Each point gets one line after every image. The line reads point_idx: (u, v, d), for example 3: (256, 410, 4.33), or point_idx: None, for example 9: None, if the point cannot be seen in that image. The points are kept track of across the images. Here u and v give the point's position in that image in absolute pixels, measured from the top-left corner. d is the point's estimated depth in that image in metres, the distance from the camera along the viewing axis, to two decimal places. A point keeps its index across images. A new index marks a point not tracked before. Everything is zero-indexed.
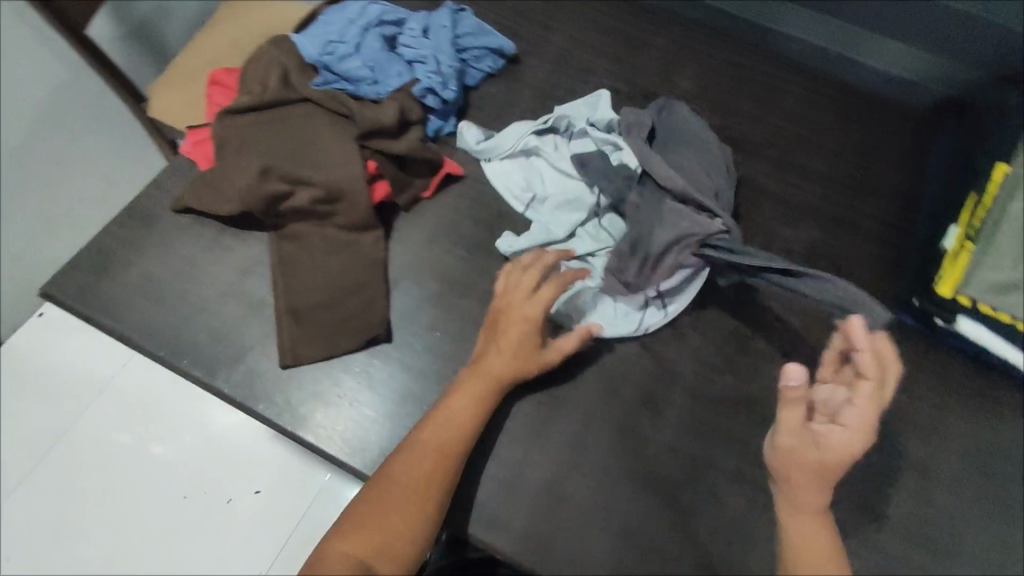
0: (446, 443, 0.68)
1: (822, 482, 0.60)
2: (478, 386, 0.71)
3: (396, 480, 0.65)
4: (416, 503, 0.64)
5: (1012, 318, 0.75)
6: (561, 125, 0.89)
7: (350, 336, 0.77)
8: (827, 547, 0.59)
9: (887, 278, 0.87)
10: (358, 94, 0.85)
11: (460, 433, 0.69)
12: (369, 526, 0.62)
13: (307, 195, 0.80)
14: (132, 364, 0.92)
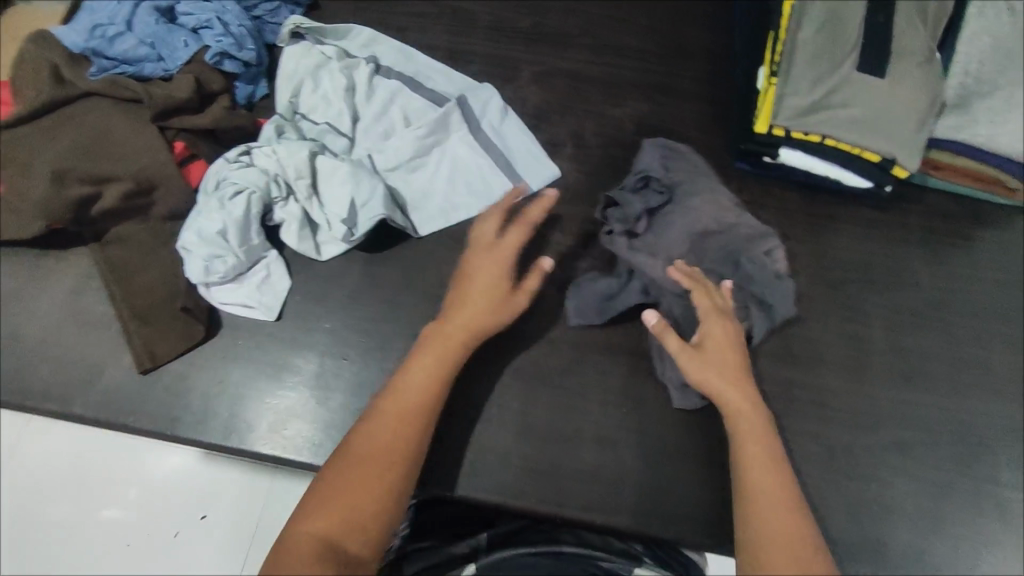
0: (394, 420, 0.65)
1: (760, 433, 0.67)
2: (436, 346, 0.70)
3: (365, 454, 0.63)
4: (388, 474, 0.62)
5: (821, 136, 0.80)
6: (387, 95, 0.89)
7: (200, 323, 0.75)
8: (777, 491, 0.63)
9: (717, 132, 0.92)
10: (143, 74, 0.81)
11: (422, 403, 0.67)
12: (339, 505, 0.60)
13: (115, 191, 0.75)
14: (72, 436, 1.04)
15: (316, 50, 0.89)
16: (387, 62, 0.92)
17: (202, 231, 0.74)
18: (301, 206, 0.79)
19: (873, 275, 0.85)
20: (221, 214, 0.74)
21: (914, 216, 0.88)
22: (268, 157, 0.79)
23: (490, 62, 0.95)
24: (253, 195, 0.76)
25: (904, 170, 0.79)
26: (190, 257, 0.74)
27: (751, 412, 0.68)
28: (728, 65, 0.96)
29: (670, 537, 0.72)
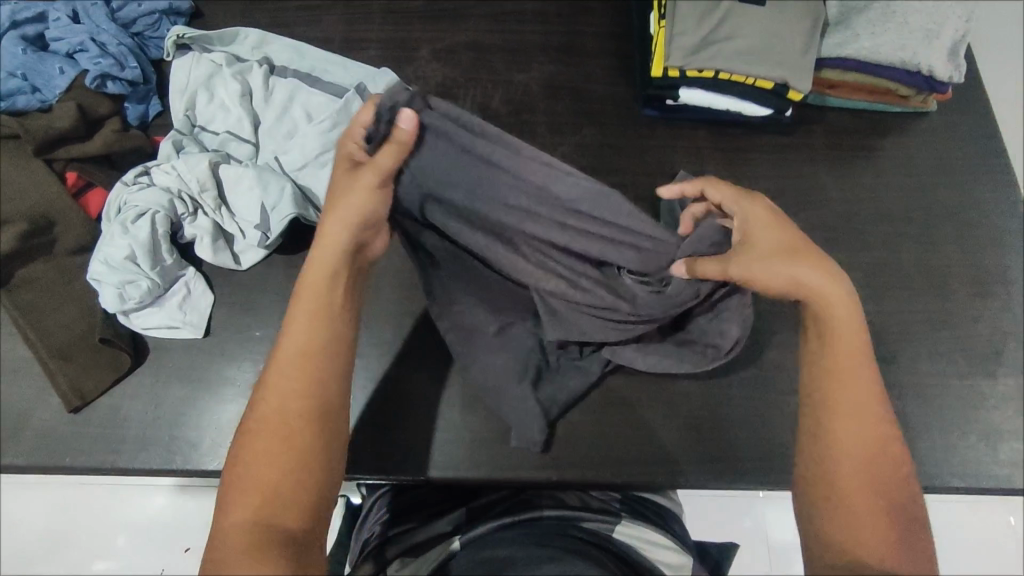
0: (283, 389, 0.60)
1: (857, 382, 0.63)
2: (307, 306, 0.62)
3: (273, 424, 0.59)
4: (303, 441, 0.59)
5: (715, 72, 0.82)
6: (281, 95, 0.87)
7: (123, 352, 0.73)
8: (861, 435, 0.61)
9: (622, 82, 0.92)
10: (17, 107, 0.78)
11: (311, 351, 0.61)
12: (259, 488, 0.57)
13: (11, 232, 0.73)
14: (34, 491, 1.01)
15: (204, 58, 0.86)
16: (280, 60, 0.90)
17: (110, 259, 0.72)
18: (211, 218, 0.77)
19: (786, 199, 0.87)
20: (127, 238, 0.72)
21: (818, 136, 0.90)
22: (167, 174, 0.76)
23: (387, 46, 0.93)
24: (158, 215, 0.74)
25: (799, 93, 0.81)
26: (103, 288, 0.72)
27: (858, 345, 0.63)
28: (624, 14, 0.96)
29: (623, 479, 0.75)
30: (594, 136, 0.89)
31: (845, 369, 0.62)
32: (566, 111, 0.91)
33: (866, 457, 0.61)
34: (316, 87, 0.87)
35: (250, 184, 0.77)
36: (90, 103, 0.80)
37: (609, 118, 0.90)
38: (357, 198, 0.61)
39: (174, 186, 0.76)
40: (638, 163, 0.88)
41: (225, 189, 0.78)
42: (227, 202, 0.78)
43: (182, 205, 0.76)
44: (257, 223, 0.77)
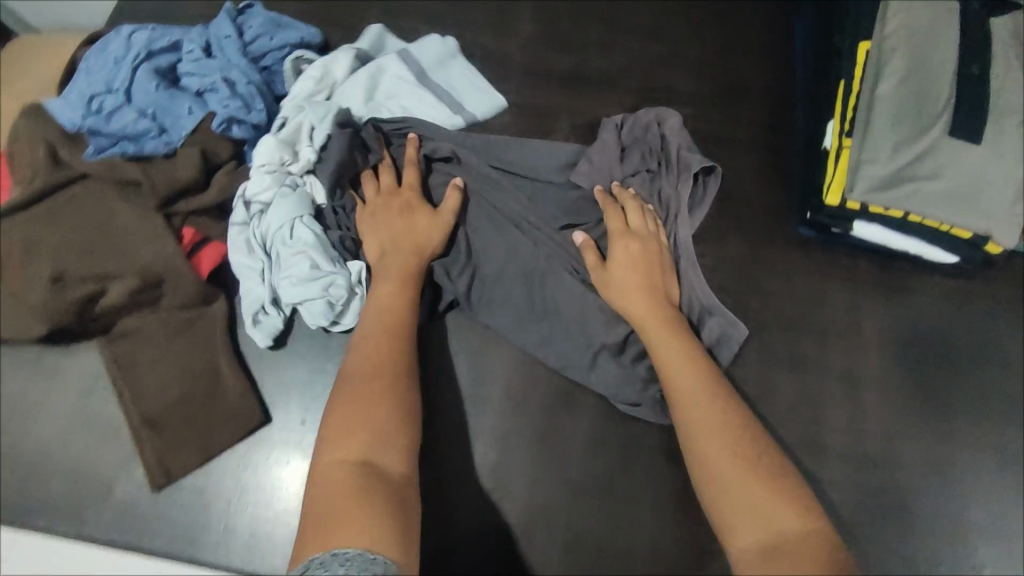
0: (386, 336, 0.65)
1: (739, 404, 0.61)
2: (383, 279, 0.69)
3: (360, 359, 0.63)
4: (390, 369, 0.62)
5: (904, 213, 0.70)
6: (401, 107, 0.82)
7: (216, 432, 0.69)
8: (718, 417, 0.59)
9: (778, 188, 0.82)
10: (142, 151, 0.73)
11: (399, 308, 0.67)
12: (354, 432, 0.56)
13: (119, 289, 0.69)
14: None
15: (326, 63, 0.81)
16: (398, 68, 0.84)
17: (292, 279, 0.69)
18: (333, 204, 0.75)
19: (957, 354, 0.76)
20: (300, 251, 0.70)
21: (998, 284, 0.79)
22: (264, 189, 0.73)
23: (522, 112, 0.86)
24: (302, 220, 0.72)
25: (998, 247, 0.69)
26: (309, 304, 0.70)
27: (690, 361, 0.64)
28: (787, 111, 0.87)
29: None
30: (740, 249, 0.80)
31: (681, 373, 0.64)
32: (711, 215, 0.82)
33: (718, 411, 0.60)
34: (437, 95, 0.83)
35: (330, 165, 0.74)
36: (212, 148, 0.75)
37: (760, 227, 0.81)
38: (388, 224, 0.72)
39: (292, 175, 0.74)
40: (788, 285, 0.78)
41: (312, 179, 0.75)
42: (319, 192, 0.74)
43: (309, 190, 0.75)
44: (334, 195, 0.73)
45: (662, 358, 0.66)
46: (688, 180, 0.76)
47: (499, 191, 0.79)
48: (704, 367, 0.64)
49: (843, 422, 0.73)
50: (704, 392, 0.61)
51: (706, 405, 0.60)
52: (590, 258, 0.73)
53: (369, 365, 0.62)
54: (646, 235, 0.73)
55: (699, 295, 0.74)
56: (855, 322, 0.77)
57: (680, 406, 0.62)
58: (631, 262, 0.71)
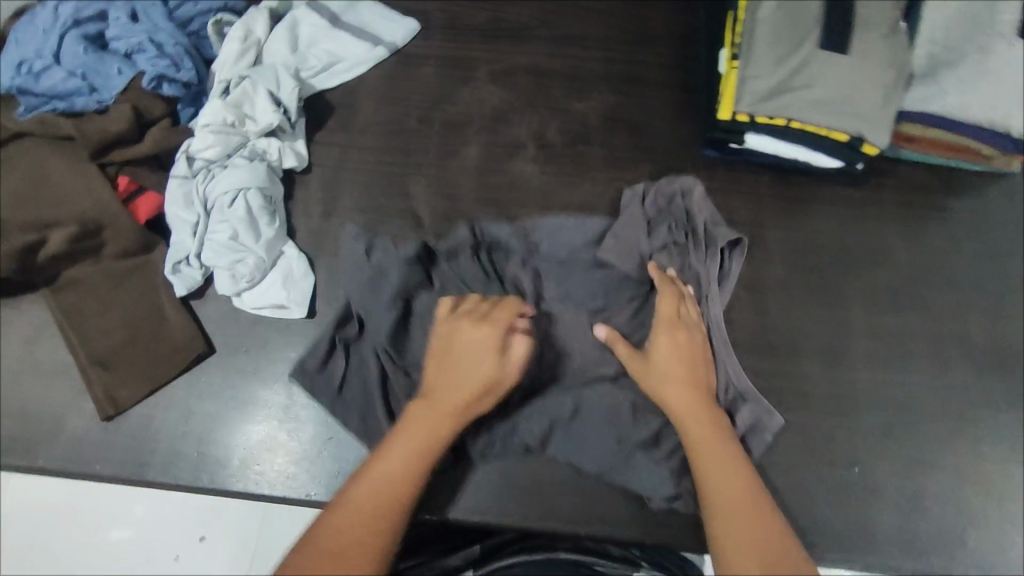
0: (418, 451, 0.62)
1: (760, 497, 0.60)
2: (430, 409, 0.64)
3: (368, 491, 0.59)
4: (387, 510, 0.58)
5: (787, 120, 0.77)
6: (325, 55, 0.90)
7: (163, 365, 0.73)
8: (749, 509, 0.59)
9: (683, 117, 0.88)
10: (73, 109, 0.78)
11: (411, 461, 0.61)
12: (347, 552, 0.55)
13: (60, 237, 0.74)
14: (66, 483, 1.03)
15: (247, 28, 0.87)
16: (312, 21, 0.91)
17: (216, 241, 0.75)
18: (269, 170, 0.80)
19: (850, 257, 0.82)
20: (229, 222, 0.76)
21: (887, 191, 0.85)
22: (208, 144, 0.78)
23: (443, 63, 0.91)
24: (251, 192, 0.77)
25: (874, 147, 0.77)
26: (219, 272, 0.76)
27: (694, 404, 0.67)
28: (692, 46, 0.92)
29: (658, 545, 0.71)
30: (651, 173, 0.85)
31: (717, 466, 0.62)
32: (624, 145, 0.86)
33: (753, 505, 0.59)
34: (355, 36, 0.91)
35: (258, 129, 0.81)
36: (144, 106, 0.80)
37: (667, 152, 0.86)
38: (452, 360, 0.67)
39: (243, 131, 0.80)
40: None
41: (256, 143, 0.81)
42: (258, 150, 0.81)
43: (263, 155, 0.81)
44: (256, 170, 0.78)
45: (675, 404, 0.67)
46: (714, 255, 0.75)
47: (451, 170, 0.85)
48: (728, 443, 0.64)
49: (747, 322, 0.79)
50: (721, 473, 0.61)
51: (741, 493, 0.60)
52: (621, 352, 0.71)
53: (368, 496, 0.58)
54: (694, 336, 0.71)
55: (741, 380, 0.73)
56: (757, 232, 0.83)
57: (699, 467, 0.63)
58: (660, 330, 0.71)
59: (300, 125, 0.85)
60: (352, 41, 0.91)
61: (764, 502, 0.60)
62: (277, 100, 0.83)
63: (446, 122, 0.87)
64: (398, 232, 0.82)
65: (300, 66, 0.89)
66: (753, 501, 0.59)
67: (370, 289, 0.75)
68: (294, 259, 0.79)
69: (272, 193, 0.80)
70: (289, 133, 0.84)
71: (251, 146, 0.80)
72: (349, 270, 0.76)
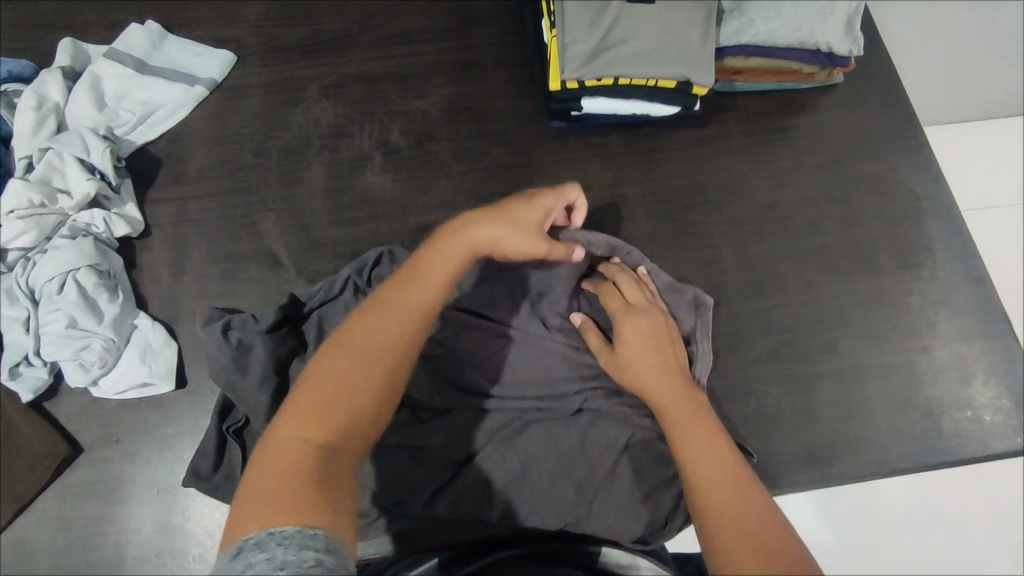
0: (419, 295, 0.57)
1: (744, 486, 0.55)
2: (447, 242, 0.60)
3: (384, 323, 0.55)
4: (395, 355, 0.54)
5: (614, 78, 0.78)
6: (136, 105, 0.84)
7: (24, 480, 0.67)
8: (737, 500, 0.53)
9: (522, 95, 0.88)
10: None
11: (430, 300, 0.57)
12: (335, 403, 0.50)
13: None
14: None
15: (37, 96, 0.79)
16: (110, 72, 0.83)
17: (52, 334, 0.69)
18: (97, 243, 0.74)
19: (708, 195, 0.84)
20: (60, 309, 0.69)
21: (730, 125, 0.88)
22: (17, 231, 0.71)
23: (269, 89, 0.87)
24: (80, 271, 0.71)
25: (702, 88, 0.78)
26: (64, 365, 0.69)
27: (720, 462, 0.56)
28: (518, 22, 0.92)
29: (590, 527, 0.68)
30: (503, 157, 0.85)
31: (714, 460, 0.56)
32: (469, 135, 0.86)
33: (739, 494, 0.54)
34: (166, 77, 0.85)
35: (72, 204, 0.74)
36: None
37: (514, 132, 0.86)
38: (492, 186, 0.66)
39: (58, 208, 0.74)
40: (551, 179, 0.84)
41: (73, 218, 0.74)
42: (78, 225, 0.74)
43: (87, 227, 0.75)
44: (79, 248, 0.72)
45: (701, 456, 0.57)
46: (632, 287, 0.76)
47: (301, 201, 0.82)
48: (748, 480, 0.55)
49: None
50: (741, 511, 0.52)
51: (729, 482, 0.55)
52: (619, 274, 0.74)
53: (376, 336, 0.54)
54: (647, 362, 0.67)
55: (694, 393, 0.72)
56: (617, 192, 0.84)
57: (689, 464, 0.57)
58: (638, 349, 0.68)
59: (126, 187, 0.79)
60: (163, 83, 0.84)
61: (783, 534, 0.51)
62: (90, 166, 0.76)
63: (284, 149, 0.84)
64: (258, 275, 0.78)
65: (111, 122, 0.82)
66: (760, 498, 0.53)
67: (236, 371, 0.68)
68: (148, 334, 0.73)
69: (105, 268, 0.73)
70: (112, 197, 0.77)
71: (70, 221, 0.74)
72: (212, 355, 0.69)
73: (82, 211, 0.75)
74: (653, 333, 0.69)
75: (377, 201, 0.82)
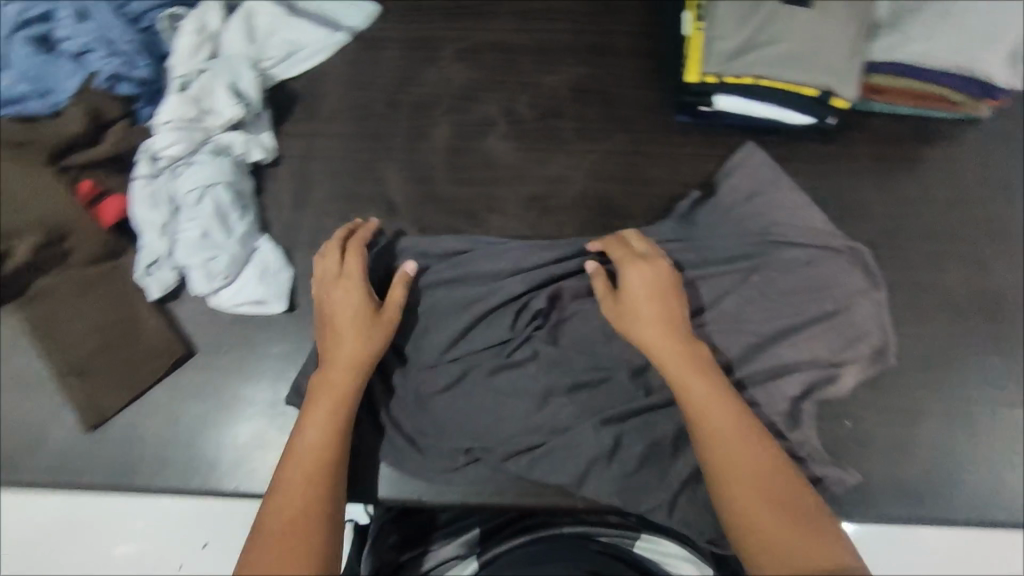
0: (321, 435, 0.62)
1: (781, 470, 0.58)
2: (325, 393, 0.65)
3: (298, 465, 0.60)
4: (324, 481, 0.59)
5: (754, 78, 0.77)
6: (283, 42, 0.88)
7: (144, 371, 0.72)
8: (769, 484, 0.57)
9: (652, 84, 0.88)
10: (30, 113, 0.75)
11: (327, 440, 0.62)
12: (276, 546, 0.54)
13: (25, 245, 0.71)
14: None
15: (199, 21, 0.83)
16: (264, 8, 0.87)
17: (186, 241, 0.73)
18: (234, 164, 0.78)
19: (828, 211, 0.82)
20: (197, 219, 0.73)
21: (862, 144, 0.85)
22: (168, 142, 0.76)
23: (408, 45, 0.90)
24: (217, 188, 0.75)
25: (843, 101, 0.77)
26: (190, 272, 0.73)
27: (744, 441, 0.59)
28: (658, 12, 0.91)
29: (667, 517, 0.68)
30: (623, 143, 0.85)
31: (731, 445, 0.58)
32: (594, 116, 0.87)
33: (764, 470, 0.57)
34: (314, 19, 0.89)
35: (217, 126, 0.78)
36: (104, 108, 0.76)
37: (638, 119, 0.86)
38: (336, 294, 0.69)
39: (205, 126, 0.78)
40: (669, 171, 0.84)
41: (217, 138, 0.79)
42: (220, 145, 0.79)
43: (226, 149, 0.79)
44: (220, 167, 0.76)
45: (724, 434, 0.59)
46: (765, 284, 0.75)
47: (424, 155, 0.84)
48: (777, 456, 0.59)
49: None
50: (778, 493, 0.56)
51: (749, 454, 0.58)
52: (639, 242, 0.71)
53: (307, 464, 0.60)
54: (637, 321, 0.66)
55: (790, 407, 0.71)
56: None
57: (708, 445, 0.59)
58: (643, 304, 0.66)
59: (264, 120, 0.83)
60: (311, 25, 0.88)
61: (819, 513, 0.55)
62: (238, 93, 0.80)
63: (414, 103, 0.87)
64: (375, 219, 0.81)
65: (259, 54, 0.86)
66: (784, 480, 0.57)
67: None
68: (267, 255, 0.76)
69: (239, 189, 0.77)
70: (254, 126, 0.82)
71: (213, 141, 0.78)
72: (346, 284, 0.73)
73: (225, 134, 0.79)
74: (658, 302, 0.66)
75: (496, 166, 0.84)
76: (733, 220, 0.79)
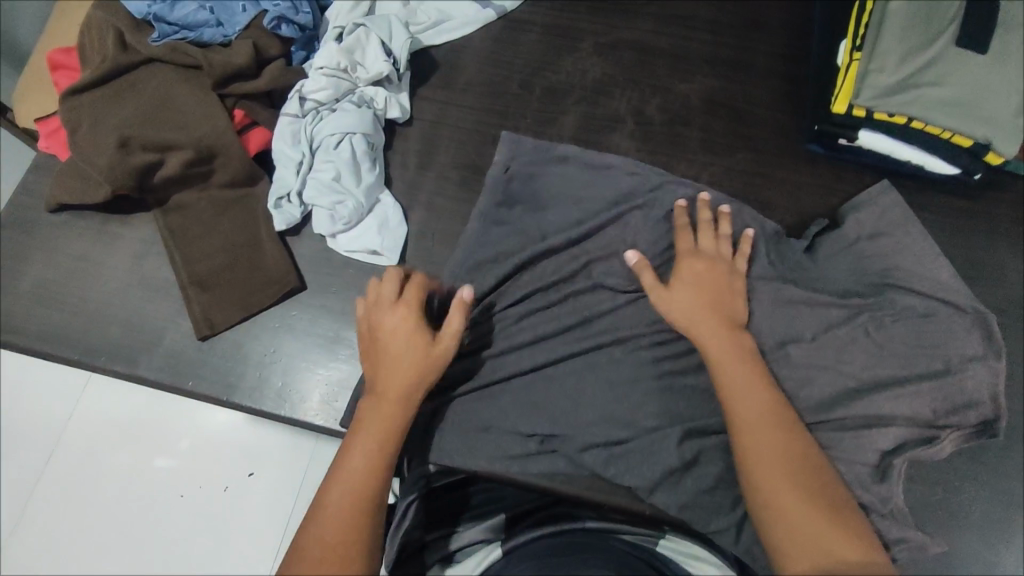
0: (373, 457, 0.59)
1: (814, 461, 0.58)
2: (377, 412, 0.62)
3: (345, 489, 0.57)
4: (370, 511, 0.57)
5: (907, 118, 0.75)
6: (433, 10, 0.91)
7: (259, 294, 0.77)
8: (797, 467, 0.56)
9: (789, 108, 0.86)
10: (202, 40, 0.80)
11: (380, 462, 0.59)
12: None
13: (176, 159, 0.77)
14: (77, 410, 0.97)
15: None
16: None
17: (319, 181, 0.77)
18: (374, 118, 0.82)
19: (956, 268, 0.78)
20: (333, 163, 0.78)
21: (1003, 206, 0.81)
22: (319, 86, 0.80)
23: (548, 32, 0.91)
24: (355, 136, 0.79)
25: (999, 157, 0.74)
26: (317, 211, 0.78)
27: (770, 415, 0.59)
28: (805, 38, 0.90)
29: (734, 544, 0.67)
30: (749, 162, 0.84)
31: (765, 426, 0.59)
32: (722, 131, 0.85)
33: (791, 455, 0.57)
34: None
35: (365, 78, 0.82)
36: (264, 44, 0.81)
37: (769, 141, 0.85)
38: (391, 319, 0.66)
39: (353, 77, 0.82)
40: (792, 198, 0.82)
41: (363, 91, 0.82)
42: (364, 97, 0.82)
43: (368, 102, 0.82)
44: (361, 117, 0.79)
45: (757, 411, 0.60)
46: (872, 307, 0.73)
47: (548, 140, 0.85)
48: (804, 440, 0.59)
49: None
50: (803, 479, 0.56)
51: (773, 435, 0.58)
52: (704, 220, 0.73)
53: (354, 490, 0.57)
54: (691, 297, 0.67)
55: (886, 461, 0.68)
56: None
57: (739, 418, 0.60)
58: (690, 290, 0.68)
59: (406, 79, 0.86)
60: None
61: (847, 511, 0.55)
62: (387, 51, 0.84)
63: (546, 88, 0.88)
64: None
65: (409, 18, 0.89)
66: (812, 465, 0.57)
67: None
68: (388, 208, 0.80)
69: (373, 141, 0.81)
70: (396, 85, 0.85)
71: (359, 93, 0.82)
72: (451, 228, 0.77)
73: (370, 88, 0.83)
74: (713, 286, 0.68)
75: None
76: (855, 254, 0.76)
